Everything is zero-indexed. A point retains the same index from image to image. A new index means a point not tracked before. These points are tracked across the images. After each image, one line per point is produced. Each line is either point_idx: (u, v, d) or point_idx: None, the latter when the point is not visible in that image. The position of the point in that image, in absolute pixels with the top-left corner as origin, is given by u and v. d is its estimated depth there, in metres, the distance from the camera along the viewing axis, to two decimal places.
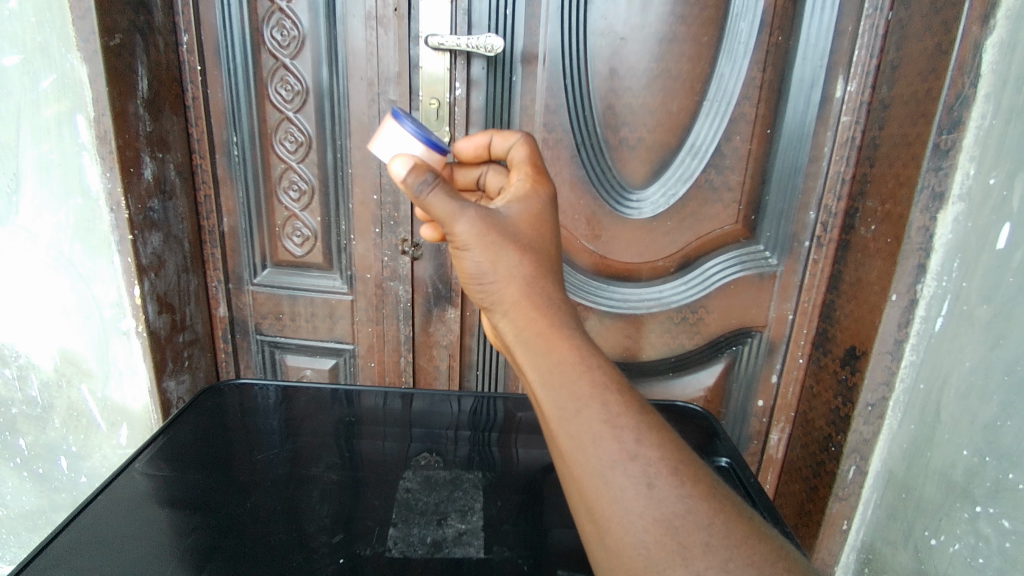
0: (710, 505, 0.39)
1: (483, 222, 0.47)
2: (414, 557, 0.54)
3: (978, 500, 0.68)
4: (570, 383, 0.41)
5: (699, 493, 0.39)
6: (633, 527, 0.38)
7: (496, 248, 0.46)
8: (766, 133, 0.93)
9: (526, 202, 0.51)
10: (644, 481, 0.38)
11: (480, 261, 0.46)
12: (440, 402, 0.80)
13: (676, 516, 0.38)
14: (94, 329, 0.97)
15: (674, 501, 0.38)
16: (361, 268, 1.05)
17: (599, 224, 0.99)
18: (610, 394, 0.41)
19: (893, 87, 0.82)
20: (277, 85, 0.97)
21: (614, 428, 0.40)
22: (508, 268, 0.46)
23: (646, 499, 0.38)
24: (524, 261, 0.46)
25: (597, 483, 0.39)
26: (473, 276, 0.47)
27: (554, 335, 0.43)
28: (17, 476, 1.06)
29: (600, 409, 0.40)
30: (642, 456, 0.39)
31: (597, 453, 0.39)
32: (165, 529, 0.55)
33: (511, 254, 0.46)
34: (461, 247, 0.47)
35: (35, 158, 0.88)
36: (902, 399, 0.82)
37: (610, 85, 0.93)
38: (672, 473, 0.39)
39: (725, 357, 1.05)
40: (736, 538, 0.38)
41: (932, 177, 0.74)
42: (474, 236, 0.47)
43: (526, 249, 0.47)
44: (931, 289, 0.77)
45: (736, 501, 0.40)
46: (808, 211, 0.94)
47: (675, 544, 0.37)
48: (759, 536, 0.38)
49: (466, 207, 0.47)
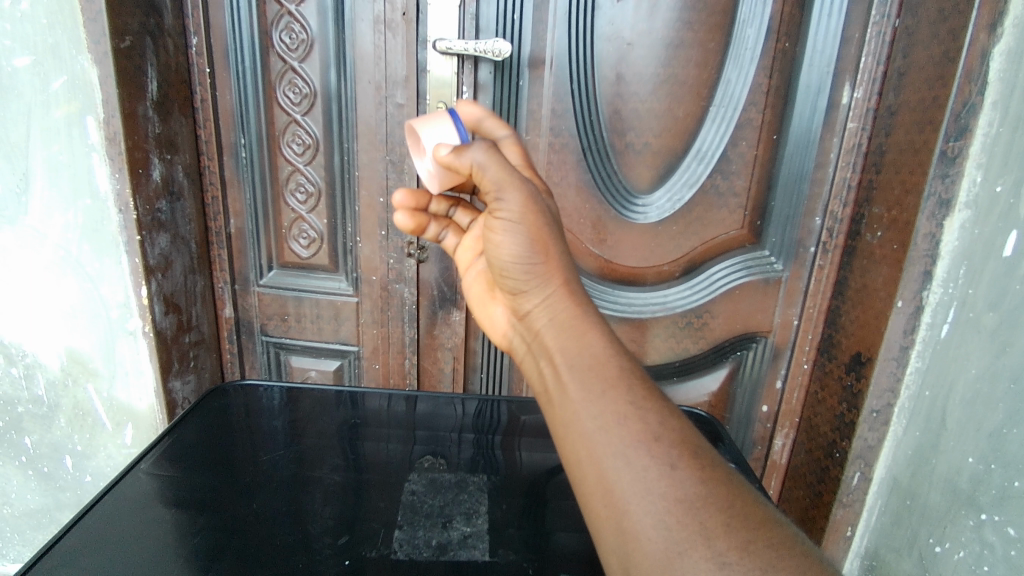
0: (728, 491, 0.37)
1: (535, 200, 0.49)
2: (419, 559, 0.54)
3: (983, 507, 0.68)
4: (598, 363, 0.42)
5: (718, 478, 0.38)
6: (653, 508, 0.36)
7: (547, 228, 0.49)
8: (771, 139, 0.93)
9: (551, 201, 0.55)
10: (666, 463, 0.37)
11: (529, 239, 0.48)
12: (444, 404, 0.80)
13: (697, 498, 0.36)
14: (100, 329, 0.97)
15: (694, 482, 0.37)
16: (366, 270, 1.05)
17: (604, 228, 0.99)
18: (635, 380, 0.41)
19: (900, 94, 0.82)
20: (286, 88, 0.97)
21: (638, 411, 0.40)
22: (555, 253, 0.48)
23: (668, 479, 0.37)
24: (565, 250, 0.49)
25: (619, 464, 0.38)
26: (518, 258, 0.49)
27: (585, 322, 0.45)
28: (22, 475, 1.07)
29: (626, 392, 0.40)
30: (665, 439, 0.38)
31: (623, 433, 0.39)
32: (169, 530, 0.55)
33: (557, 241, 0.49)
34: (511, 222, 0.48)
35: (45, 159, 0.88)
36: (907, 405, 0.82)
37: (616, 90, 0.94)
38: (693, 457, 0.38)
39: (729, 363, 1.05)
40: (757, 523, 0.36)
41: (938, 184, 0.75)
42: (528, 211, 0.48)
43: (562, 238, 0.50)
44: (937, 296, 0.77)
45: (754, 493, 0.39)
46: (814, 217, 0.94)
47: (696, 525, 0.35)
48: (781, 525, 0.36)
49: (523, 181, 0.49)
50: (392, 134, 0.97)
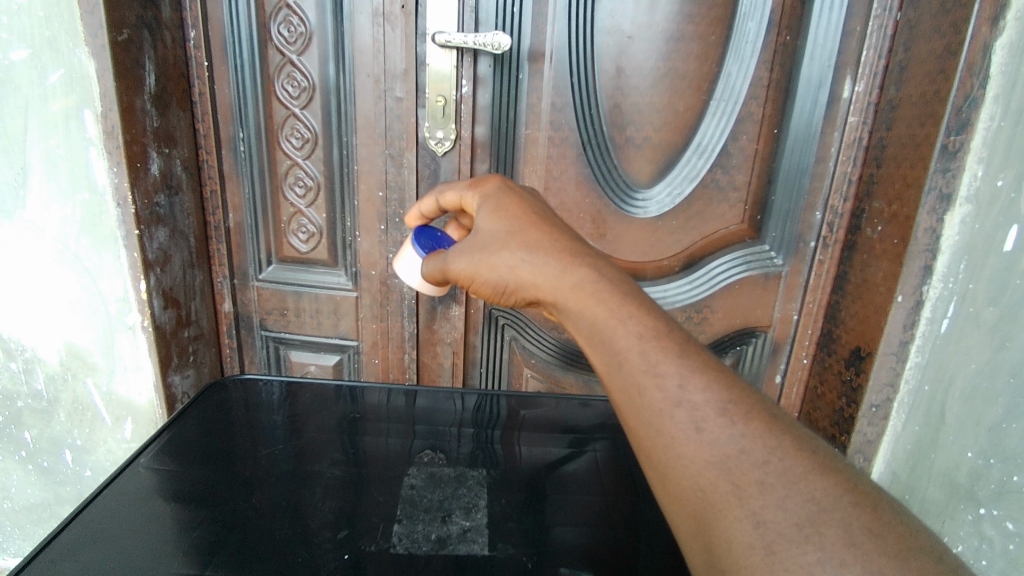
0: (764, 442, 0.38)
1: (466, 255, 0.55)
2: (418, 553, 0.54)
3: (981, 501, 0.71)
4: (612, 337, 0.43)
5: (752, 431, 0.39)
6: (688, 471, 0.38)
7: (481, 255, 0.53)
8: (772, 133, 0.92)
9: (484, 208, 0.57)
10: (692, 426, 0.39)
11: (488, 280, 0.53)
12: (443, 399, 0.80)
13: (728, 458, 0.38)
14: (100, 323, 0.97)
15: (726, 441, 0.38)
16: (365, 264, 1.05)
17: (604, 222, 0.99)
18: (649, 344, 0.42)
19: (901, 88, 0.81)
20: (284, 81, 0.97)
21: (656, 378, 0.41)
22: (505, 266, 0.51)
23: (696, 442, 0.39)
24: (513, 251, 0.51)
25: (652, 432, 0.40)
26: (498, 291, 0.53)
27: (587, 291, 0.46)
28: (22, 469, 1.07)
29: (639, 359, 0.42)
30: (687, 402, 0.40)
31: (647, 401, 0.41)
32: (171, 524, 0.55)
33: (499, 255, 0.52)
34: (467, 279, 0.56)
35: (43, 153, 0.88)
36: (907, 400, 0.81)
37: (616, 84, 0.93)
38: (721, 414, 0.39)
39: (728, 357, 1.05)
40: (795, 474, 0.37)
41: (939, 178, 0.74)
42: (470, 267, 0.54)
43: (508, 241, 0.52)
44: (937, 290, 0.76)
45: (798, 436, 0.39)
46: (814, 211, 0.94)
47: (729, 485, 0.37)
48: (824, 472, 0.37)
49: (451, 256, 0.57)
50: (391, 128, 0.96)
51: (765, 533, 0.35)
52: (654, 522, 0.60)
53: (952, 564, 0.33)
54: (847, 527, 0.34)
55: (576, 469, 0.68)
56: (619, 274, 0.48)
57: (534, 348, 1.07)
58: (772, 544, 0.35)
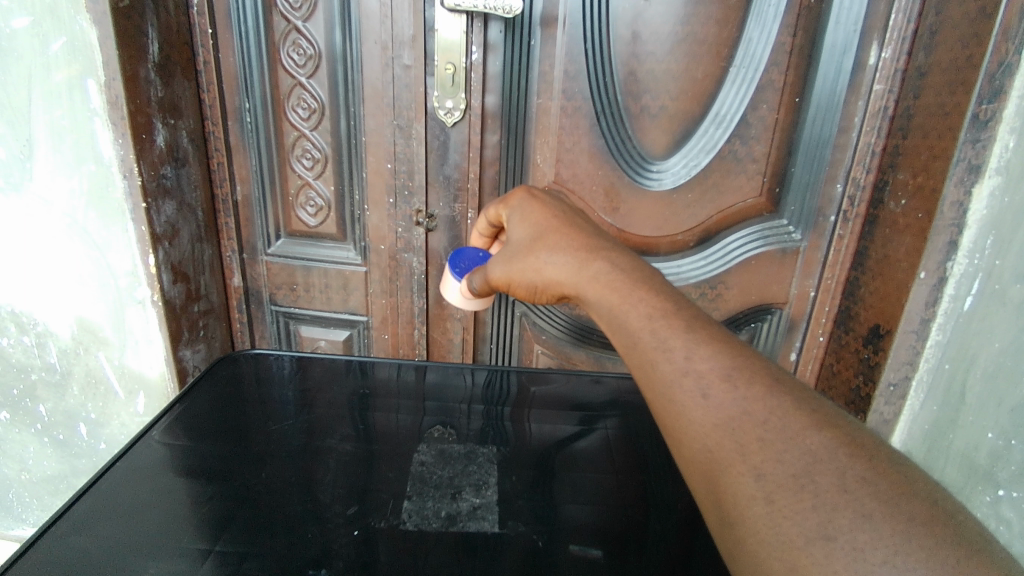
0: (766, 403, 0.37)
1: (502, 265, 0.56)
2: (428, 530, 0.54)
3: (1001, 484, 0.71)
4: (625, 319, 0.44)
5: (754, 394, 0.38)
6: (697, 436, 0.38)
7: (512, 261, 0.55)
8: (794, 101, 0.89)
9: (515, 220, 0.59)
10: (699, 392, 0.39)
11: (524, 285, 0.54)
12: (454, 374, 0.80)
13: (732, 419, 0.37)
14: (110, 297, 0.97)
15: (728, 405, 0.38)
16: (374, 239, 1.04)
17: (617, 195, 0.96)
18: (658, 323, 0.42)
19: (931, 54, 0.77)
20: (290, 49, 0.94)
21: (665, 351, 0.41)
22: (536, 272, 0.52)
23: (704, 408, 0.38)
24: (540, 257, 0.52)
25: (664, 401, 0.40)
26: (529, 296, 0.54)
27: (603, 282, 0.47)
28: (39, 442, 1.09)
29: (650, 338, 0.42)
30: (694, 371, 0.39)
31: (659, 374, 0.41)
32: (184, 497, 0.55)
33: (529, 262, 0.53)
34: (503, 285, 0.57)
35: (48, 125, 0.87)
36: (926, 379, 0.80)
37: (632, 50, 0.89)
38: (725, 380, 0.39)
39: (743, 334, 1.03)
40: (793, 430, 0.36)
41: (968, 149, 0.71)
42: (506, 275, 0.56)
43: (535, 248, 0.53)
44: (962, 267, 0.74)
45: (801, 396, 0.38)
46: (835, 184, 0.90)
47: (733, 443, 0.36)
48: (824, 427, 0.36)
49: (489, 267, 0.59)
50: (399, 98, 0.94)
51: (765, 484, 0.34)
52: (665, 498, 0.60)
53: (950, 509, 0.31)
54: (842, 475, 0.33)
55: (587, 446, 0.67)
56: (633, 263, 0.48)
57: (545, 324, 1.06)
58: (771, 494, 0.34)
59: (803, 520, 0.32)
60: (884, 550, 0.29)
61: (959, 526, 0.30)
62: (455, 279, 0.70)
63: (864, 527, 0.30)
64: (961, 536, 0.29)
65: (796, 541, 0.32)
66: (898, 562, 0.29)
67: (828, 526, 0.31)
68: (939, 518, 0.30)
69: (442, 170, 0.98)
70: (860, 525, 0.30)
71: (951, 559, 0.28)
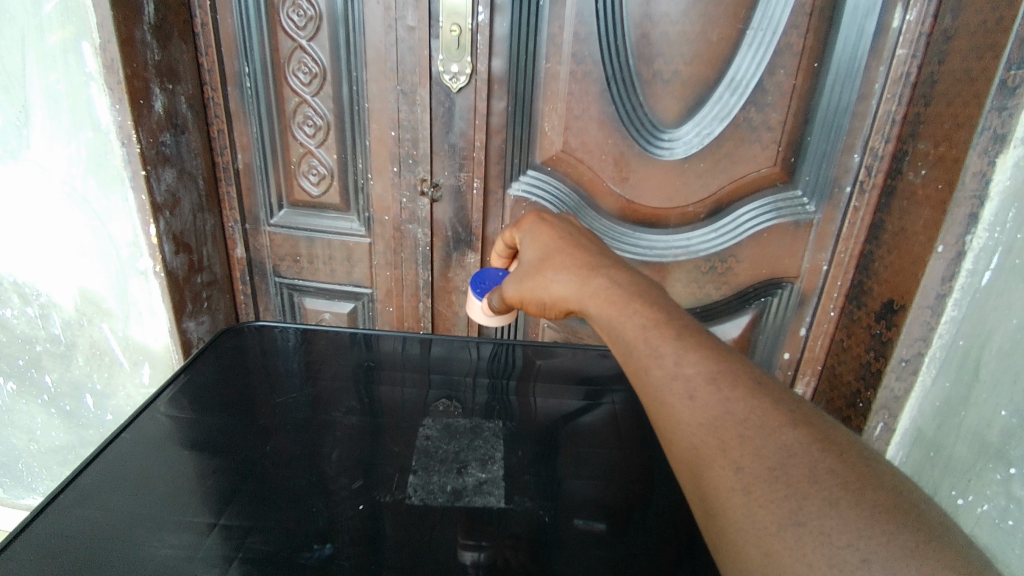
0: (747, 404, 0.37)
1: (516, 284, 0.55)
2: (433, 505, 0.54)
3: (1013, 462, 0.67)
4: (621, 331, 0.44)
5: (737, 395, 0.37)
6: (685, 434, 0.37)
7: (523, 280, 0.54)
8: (812, 67, 0.85)
9: (528, 241, 0.58)
10: (687, 394, 0.38)
11: (536, 303, 0.53)
12: (459, 348, 0.79)
13: (714, 418, 0.36)
14: (112, 268, 0.96)
15: (712, 406, 0.37)
16: (378, 210, 1.02)
17: (627, 165, 0.94)
18: (652, 333, 0.42)
19: (959, 16, 0.74)
20: (289, 10, 0.91)
21: (656, 358, 0.40)
22: (546, 293, 0.51)
23: (691, 409, 0.37)
24: (550, 277, 0.51)
25: (655, 405, 0.39)
26: (541, 313, 0.53)
27: (602, 297, 0.47)
28: (46, 412, 1.11)
29: (643, 346, 0.42)
30: (682, 375, 0.39)
31: (650, 379, 0.40)
32: (189, 469, 0.55)
33: (540, 281, 0.52)
34: (516, 303, 0.56)
35: (43, 90, 0.84)
36: (938, 356, 0.78)
37: (645, 11, 0.85)
38: (709, 383, 0.38)
39: (752, 309, 1.01)
40: (771, 426, 0.35)
41: (994, 118, 0.69)
42: (520, 294, 0.54)
43: (544, 267, 0.53)
44: (981, 241, 0.72)
45: (779, 396, 0.37)
46: (853, 153, 0.87)
47: (715, 441, 0.36)
48: (799, 425, 0.35)
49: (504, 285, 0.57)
50: (403, 62, 0.90)
51: (743, 476, 0.34)
52: (661, 471, 0.60)
53: (914, 498, 0.31)
54: (813, 467, 0.33)
55: (586, 421, 0.67)
56: (631, 278, 0.48)
57: None
58: (749, 486, 0.33)
59: (777, 509, 0.32)
60: (848, 533, 0.29)
61: (922, 513, 0.30)
62: (478, 300, 0.66)
63: (831, 513, 0.30)
64: (921, 522, 0.29)
65: (770, 527, 0.32)
66: (860, 545, 0.29)
67: (799, 512, 0.31)
68: (901, 507, 0.30)
69: (447, 139, 0.95)
70: (827, 512, 0.30)
71: (911, 542, 0.28)
